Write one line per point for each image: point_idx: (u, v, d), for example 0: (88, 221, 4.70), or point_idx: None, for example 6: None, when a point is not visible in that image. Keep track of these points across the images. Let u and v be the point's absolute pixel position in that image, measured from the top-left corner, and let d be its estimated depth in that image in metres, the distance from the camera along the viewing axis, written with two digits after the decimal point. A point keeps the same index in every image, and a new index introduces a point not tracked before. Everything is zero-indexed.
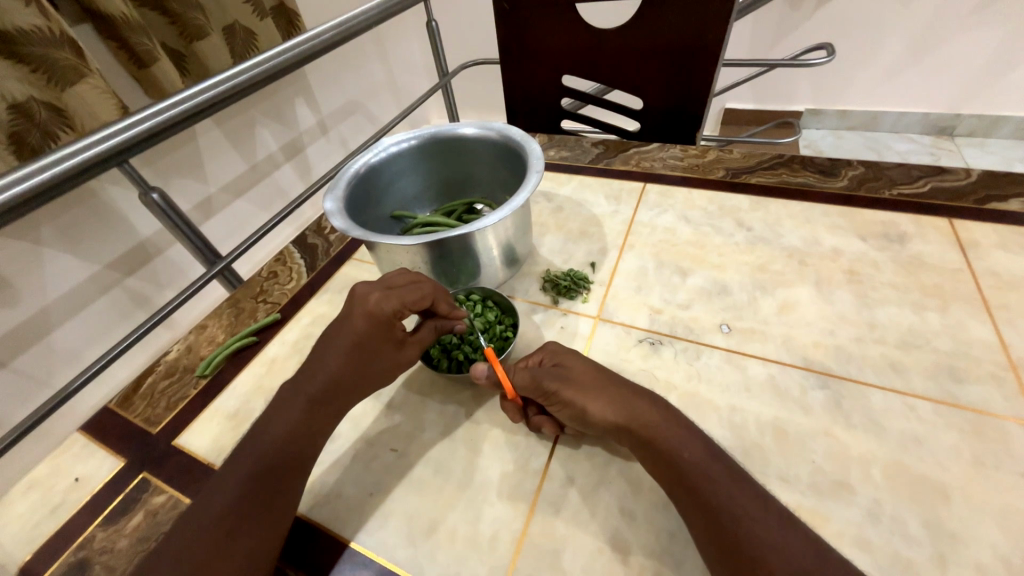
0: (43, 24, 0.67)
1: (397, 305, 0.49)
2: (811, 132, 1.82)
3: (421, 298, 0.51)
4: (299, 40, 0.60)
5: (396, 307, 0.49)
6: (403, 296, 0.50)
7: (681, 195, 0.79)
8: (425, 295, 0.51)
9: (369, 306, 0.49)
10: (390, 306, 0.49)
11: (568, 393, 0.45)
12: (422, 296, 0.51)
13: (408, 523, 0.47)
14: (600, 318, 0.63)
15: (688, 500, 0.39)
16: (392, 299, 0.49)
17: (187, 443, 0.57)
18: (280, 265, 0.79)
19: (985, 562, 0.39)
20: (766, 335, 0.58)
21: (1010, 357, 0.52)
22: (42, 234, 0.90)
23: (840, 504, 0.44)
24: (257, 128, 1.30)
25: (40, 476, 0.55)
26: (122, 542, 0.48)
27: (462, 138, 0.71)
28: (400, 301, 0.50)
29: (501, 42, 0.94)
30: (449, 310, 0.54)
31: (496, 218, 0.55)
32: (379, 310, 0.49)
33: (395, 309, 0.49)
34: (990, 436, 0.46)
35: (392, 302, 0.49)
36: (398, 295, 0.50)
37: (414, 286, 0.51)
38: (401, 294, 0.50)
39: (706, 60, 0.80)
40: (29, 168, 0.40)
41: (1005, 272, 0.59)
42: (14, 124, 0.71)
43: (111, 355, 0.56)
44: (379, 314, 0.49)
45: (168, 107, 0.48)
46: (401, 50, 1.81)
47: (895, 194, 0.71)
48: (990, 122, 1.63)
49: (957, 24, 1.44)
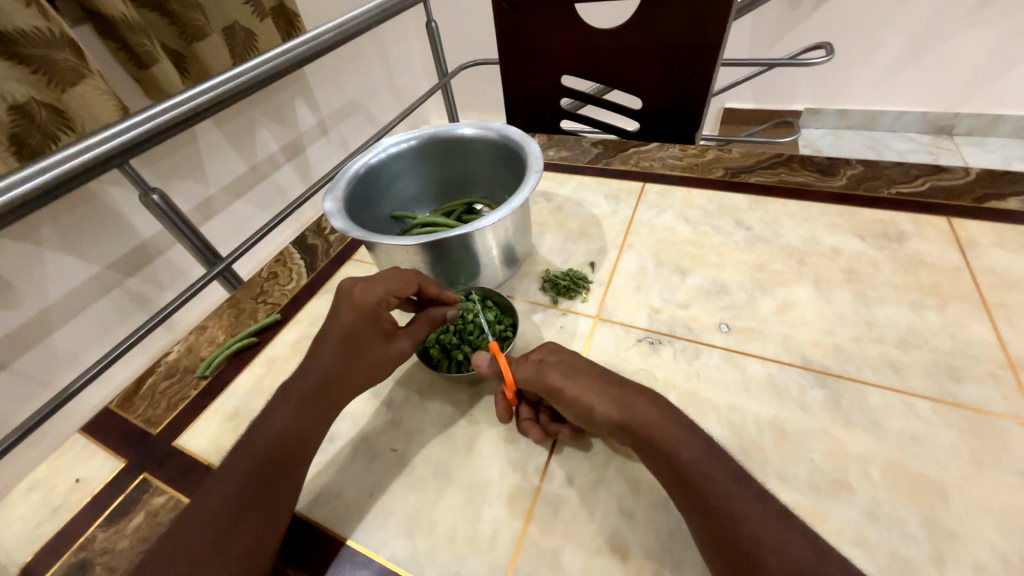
0: (42, 25, 0.67)
1: (381, 292, 0.51)
2: (811, 131, 1.83)
3: (405, 284, 0.52)
4: (299, 40, 0.60)
5: (381, 294, 0.51)
6: (387, 283, 0.51)
7: (680, 195, 0.79)
8: (409, 281, 0.53)
9: (354, 299, 0.50)
10: (374, 294, 0.51)
11: (572, 391, 0.45)
12: (405, 281, 0.52)
13: (408, 523, 0.47)
14: (599, 318, 0.63)
15: (687, 499, 0.39)
16: (375, 288, 0.51)
17: (187, 443, 0.57)
18: (280, 266, 0.79)
19: (983, 560, 0.39)
20: (765, 335, 0.58)
21: (1008, 356, 0.52)
22: (42, 236, 0.91)
23: (839, 503, 0.44)
24: (257, 129, 1.30)
25: (41, 476, 0.55)
26: (123, 542, 0.49)
27: (461, 138, 0.72)
28: (384, 289, 0.51)
29: (500, 42, 0.94)
30: (438, 292, 0.55)
31: (495, 218, 0.55)
32: (364, 301, 0.50)
33: (380, 296, 0.51)
34: (988, 435, 0.46)
35: (375, 290, 0.51)
36: (381, 284, 0.51)
37: (395, 273, 0.52)
38: (384, 282, 0.51)
39: (705, 59, 0.80)
40: (29, 170, 0.40)
41: (1004, 271, 0.59)
42: (14, 125, 0.71)
43: (111, 356, 0.57)
44: (365, 304, 0.50)
45: (168, 108, 0.49)
46: (400, 51, 1.81)
47: (893, 193, 0.71)
48: (990, 121, 1.63)
49: (956, 23, 1.44)
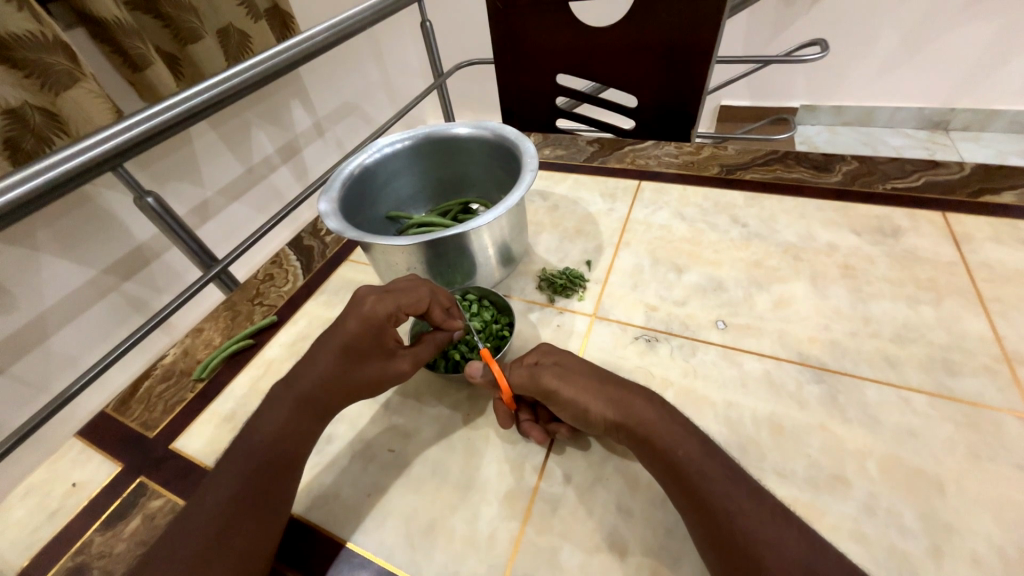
0: (34, 28, 0.67)
1: (391, 307, 0.49)
2: (808, 127, 1.83)
3: (417, 302, 0.50)
4: (294, 41, 0.59)
5: (390, 309, 0.49)
6: (400, 299, 0.50)
7: (677, 192, 0.79)
8: (421, 299, 0.51)
9: (364, 309, 0.49)
10: (384, 308, 0.49)
11: (569, 392, 0.46)
12: (418, 299, 0.50)
13: (407, 524, 0.47)
14: (596, 316, 0.63)
15: (684, 498, 0.39)
16: (387, 301, 0.49)
17: (185, 446, 0.57)
18: (276, 267, 0.79)
19: (981, 553, 0.40)
20: (761, 331, 0.58)
21: (1004, 349, 0.52)
22: (38, 240, 0.90)
23: (836, 497, 0.44)
24: (253, 130, 1.30)
25: (39, 480, 0.55)
26: (120, 546, 0.49)
27: (455, 137, 0.72)
28: (395, 302, 0.49)
29: (495, 41, 0.94)
30: (444, 320, 0.53)
31: (491, 217, 0.55)
32: (373, 314, 0.49)
33: (390, 312, 0.49)
34: (984, 428, 0.46)
35: (386, 304, 0.49)
36: (393, 299, 0.50)
37: (412, 288, 0.51)
38: (398, 297, 0.50)
39: (700, 56, 0.80)
40: (27, 171, 0.40)
41: (999, 265, 0.60)
42: (7, 129, 0.71)
43: (109, 359, 0.56)
44: (373, 317, 0.49)
45: (163, 109, 0.48)
46: (395, 51, 1.80)
47: (888, 189, 0.71)
48: (985, 116, 1.63)
49: (950, 18, 1.45)
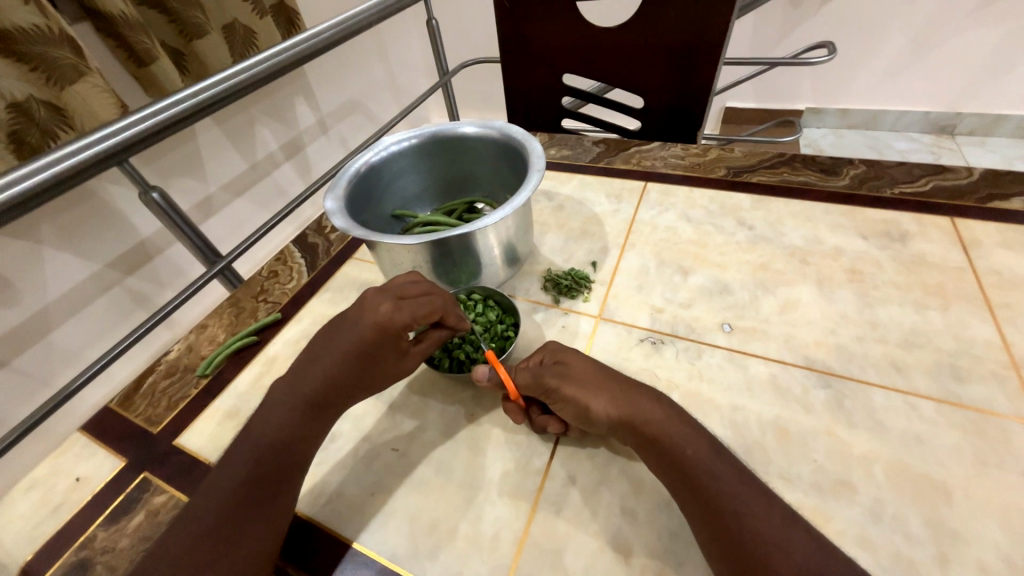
0: (41, 22, 0.66)
1: (408, 318, 0.48)
2: (813, 130, 1.82)
3: (432, 312, 0.49)
4: (300, 37, 0.59)
5: (408, 320, 0.48)
6: (416, 309, 0.48)
7: (683, 194, 0.79)
8: (435, 308, 0.50)
9: (380, 317, 0.48)
10: (401, 319, 0.48)
11: (574, 392, 0.45)
12: (433, 308, 0.49)
13: (410, 523, 0.47)
14: (601, 317, 0.63)
15: (692, 498, 0.38)
16: (403, 311, 0.48)
17: (188, 442, 0.56)
18: (281, 265, 0.79)
19: (987, 561, 0.39)
20: (767, 335, 0.58)
21: (1011, 356, 0.52)
22: (42, 233, 0.90)
23: (842, 503, 0.44)
24: (258, 127, 1.30)
25: (41, 475, 0.55)
26: (123, 542, 0.48)
27: (462, 136, 0.71)
28: (412, 313, 0.48)
29: (502, 40, 0.94)
30: (455, 323, 0.52)
31: (498, 217, 0.55)
32: (389, 323, 0.48)
33: (406, 322, 0.48)
34: (991, 435, 0.46)
35: (403, 314, 0.48)
36: (409, 308, 0.48)
37: (427, 297, 0.50)
38: (413, 306, 0.49)
39: (708, 57, 0.79)
40: (33, 166, 0.40)
41: (1008, 270, 0.59)
42: (14, 123, 0.71)
43: (112, 354, 0.56)
44: (389, 326, 0.48)
45: (169, 105, 0.48)
46: (399, 49, 1.80)
47: (896, 193, 0.71)
48: (991, 121, 1.63)
49: (958, 22, 1.44)
